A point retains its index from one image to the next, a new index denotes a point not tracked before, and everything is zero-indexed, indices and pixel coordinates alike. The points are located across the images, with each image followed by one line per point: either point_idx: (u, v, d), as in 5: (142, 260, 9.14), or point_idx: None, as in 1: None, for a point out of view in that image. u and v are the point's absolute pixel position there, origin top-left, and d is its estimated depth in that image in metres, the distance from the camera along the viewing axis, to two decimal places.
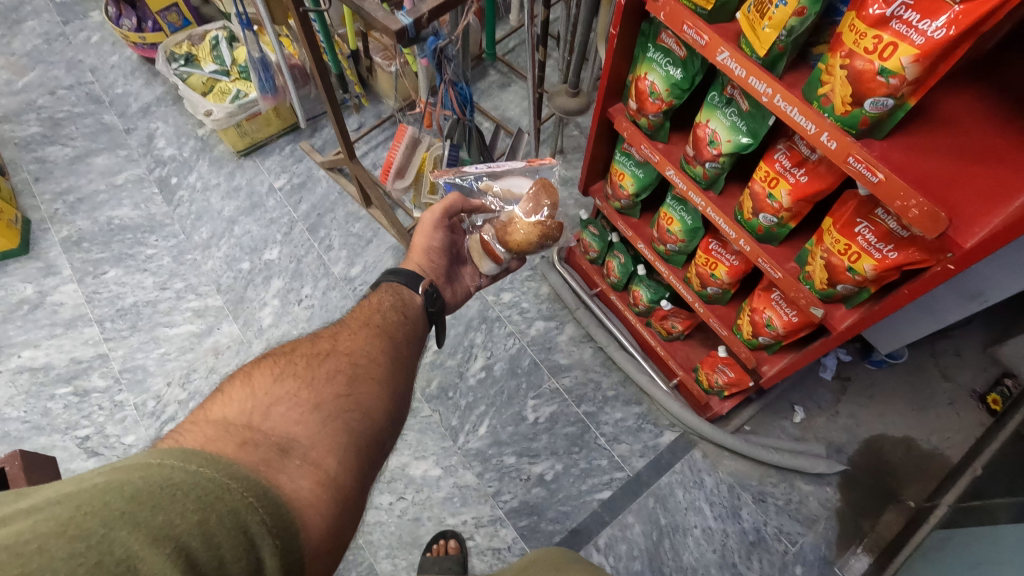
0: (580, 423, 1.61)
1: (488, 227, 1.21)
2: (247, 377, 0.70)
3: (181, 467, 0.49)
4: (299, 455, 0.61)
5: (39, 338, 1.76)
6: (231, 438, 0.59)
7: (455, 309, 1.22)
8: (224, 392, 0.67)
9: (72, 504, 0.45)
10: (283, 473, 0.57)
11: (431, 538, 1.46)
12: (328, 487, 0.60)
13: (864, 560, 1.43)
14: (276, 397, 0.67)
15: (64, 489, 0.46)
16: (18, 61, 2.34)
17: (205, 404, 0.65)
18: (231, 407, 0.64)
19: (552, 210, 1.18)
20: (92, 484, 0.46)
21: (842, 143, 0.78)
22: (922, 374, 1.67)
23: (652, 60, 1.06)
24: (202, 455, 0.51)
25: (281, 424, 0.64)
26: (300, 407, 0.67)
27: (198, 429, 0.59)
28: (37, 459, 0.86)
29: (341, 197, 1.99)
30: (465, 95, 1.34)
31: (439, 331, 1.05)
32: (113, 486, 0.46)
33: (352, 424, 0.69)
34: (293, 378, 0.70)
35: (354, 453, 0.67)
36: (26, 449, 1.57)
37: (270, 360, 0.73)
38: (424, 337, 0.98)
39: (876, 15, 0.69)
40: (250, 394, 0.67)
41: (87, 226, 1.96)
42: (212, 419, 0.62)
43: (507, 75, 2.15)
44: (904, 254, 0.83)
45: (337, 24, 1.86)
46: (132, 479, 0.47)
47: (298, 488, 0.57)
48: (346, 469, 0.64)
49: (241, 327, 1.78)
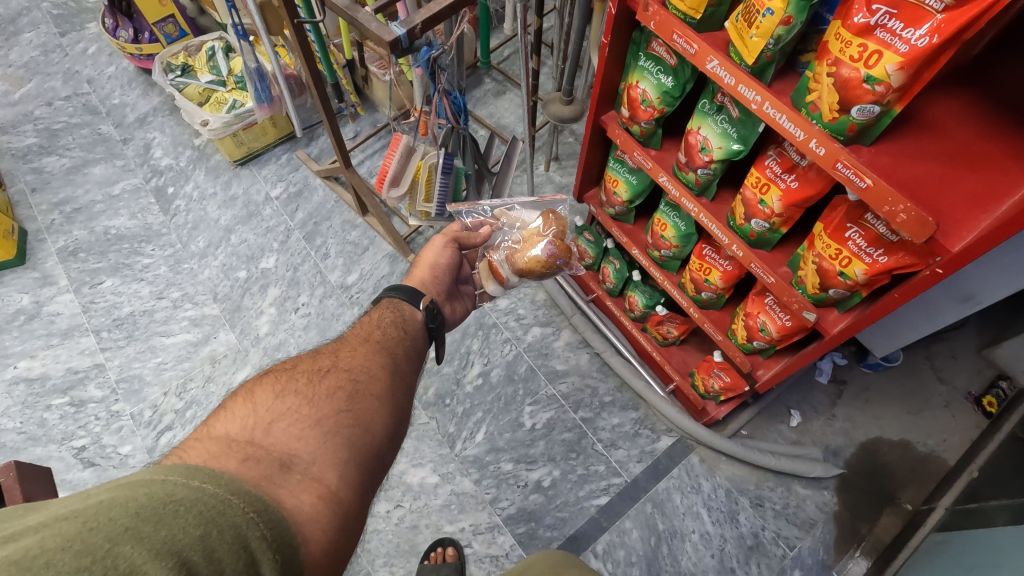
0: (577, 429, 1.61)
1: (499, 252, 1.22)
2: (249, 393, 0.70)
3: (184, 483, 0.50)
4: (300, 470, 0.61)
5: (35, 348, 1.75)
6: (233, 454, 0.59)
7: (451, 327, 1.19)
8: (227, 409, 0.68)
9: (78, 520, 0.45)
10: (284, 488, 0.58)
11: (429, 546, 1.46)
12: (329, 502, 0.61)
13: (862, 563, 1.44)
14: (277, 414, 0.67)
15: (70, 506, 0.47)
16: (16, 72, 2.35)
17: (207, 420, 0.65)
18: (234, 423, 0.65)
19: (558, 235, 1.20)
20: (98, 500, 0.47)
21: (830, 149, 0.79)
22: (917, 377, 1.68)
23: (643, 68, 1.07)
24: (205, 471, 0.52)
25: (282, 440, 0.64)
26: (301, 423, 0.67)
27: (202, 445, 0.60)
28: (34, 471, 0.86)
29: (337, 206, 2.00)
30: (459, 104, 1.35)
31: (439, 348, 1.04)
32: (118, 502, 0.47)
33: (352, 439, 0.69)
34: (294, 395, 0.70)
35: (354, 468, 0.67)
36: (22, 460, 1.57)
37: (272, 376, 0.74)
38: (423, 353, 0.98)
39: (861, 24, 0.70)
40: (251, 411, 0.67)
41: (84, 236, 1.96)
42: (214, 436, 0.62)
43: (502, 83, 2.17)
44: (894, 258, 0.84)
45: (332, 33, 1.88)
46: (136, 495, 0.47)
47: (300, 503, 0.57)
48: (346, 485, 0.64)
49: (237, 336, 1.78)
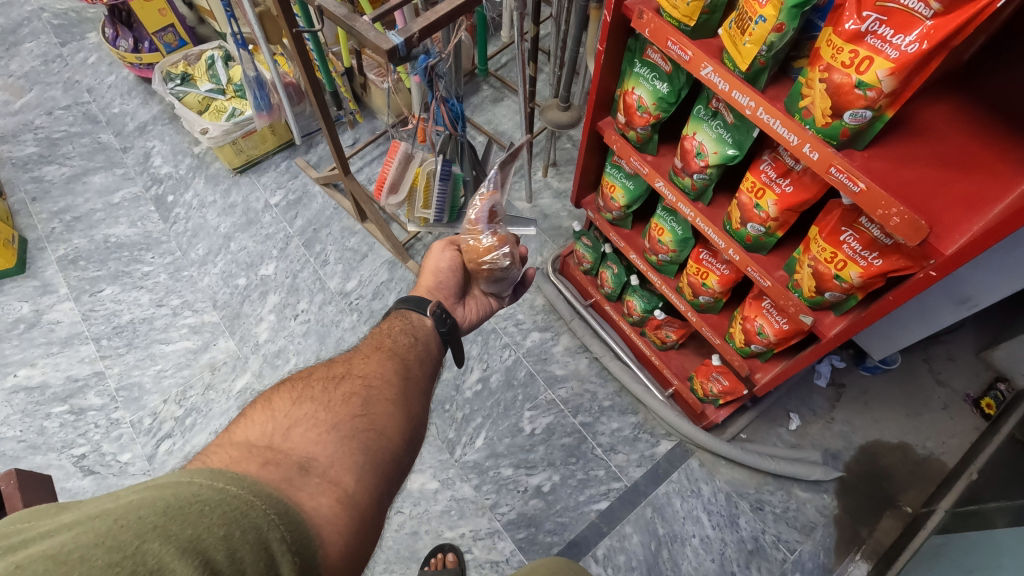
0: (577, 433, 1.61)
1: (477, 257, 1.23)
2: (267, 401, 0.71)
3: (210, 485, 0.50)
4: (318, 473, 0.62)
5: (35, 356, 1.76)
6: (253, 458, 0.59)
7: (468, 328, 1.21)
8: (247, 416, 0.68)
9: (109, 518, 0.45)
10: (303, 491, 0.58)
11: (430, 552, 1.46)
12: (346, 505, 0.61)
13: (862, 567, 1.44)
14: (295, 419, 0.68)
15: (102, 506, 0.47)
16: (17, 82, 2.37)
17: (228, 428, 0.66)
18: (253, 429, 0.65)
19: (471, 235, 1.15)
20: (127, 500, 0.47)
21: (823, 154, 0.80)
22: (915, 380, 1.68)
23: (640, 75, 1.08)
24: (228, 474, 0.52)
25: (300, 444, 0.64)
26: (318, 428, 0.67)
27: (224, 451, 0.61)
28: (34, 478, 0.87)
29: (337, 213, 2.01)
30: (456, 110, 1.38)
31: (455, 352, 1.04)
32: (147, 501, 0.47)
33: (369, 444, 0.69)
34: (311, 401, 0.71)
35: (371, 472, 0.67)
36: (21, 469, 1.57)
37: (289, 384, 0.74)
38: (437, 358, 0.98)
39: (852, 30, 0.71)
40: (270, 417, 0.67)
41: (84, 245, 1.97)
42: (236, 441, 0.63)
43: (500, 90, 2.19)
44: (890, 262, 0.85)
45: (331, 42, 1.90)
46: (164, 495, 0.48)
47: (318, 506, 0.58)
48: (362, 488, 0.64)
49: (237, 343, 1.78)
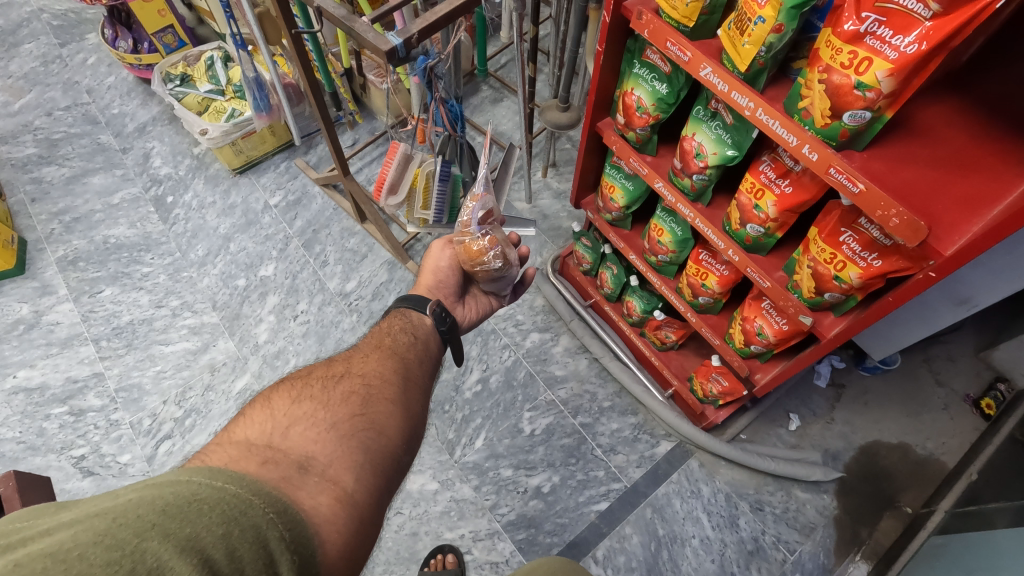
0: (577, 434, 1.61)
1: None
2: (266, 400, 0.71)
3: (209, 483, 0.50)
4: (317, 473, 0.61)
5: (34, 358, 1.76)
6: (252, 458, 0.59)
7: (468, 326, 1.21)
8: (247, 415, 0.68)
9: (108, 516, 0.45)
10: (302, 490, 0.58)
11: (429, 553, 1.46)
12: (345, 504, 0.61)
13: (862, 567, 1.44)
14: (294, 418, 0.67)
15: (101, 504, 0.47)
16: (16, 83, 2.37)
17: (227, 427, 0.66)
18: (253, 428, 0.65)
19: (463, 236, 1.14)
20: (127, 499, 0.47)
21: (822, 154, 0.80)
22: (915, 380, 1.68)
23: (639, 76, 1.08)
24: (228, 472, 0.52)
25: (300, 443, 0.64)
26: (318, 427, 0.67)
27: (223, 450, 0.61)
28: (33, 479, 0.86)
29: (337, 214, 2.01)
30: (455, 111, 1.38)
31: (455, 352, 1.04)
32: (146, 499, 0.47)
33: (368, 443, 0.69)
34: (310, 400, 0.71)
35: (370, 471, 0.66)
36: (20, 470, 1.57)
37: (288, 384, 0.74)
38: (437, 358, 0.98)
39: (851, 31, 0.71)
40: (269, 416, 0.67)
41: (83, 246, 1.97)
42: (235, 441, 0.63)
43: (500, 90, 2.19)
44: (889, 262, 0.85)
45: (330, 43, 1.90)
46: (163, 493, 0.48)
47: (317, 505, 0.58)
48: (361, 487, 0.64)
49: (237, 344, 1.78)
